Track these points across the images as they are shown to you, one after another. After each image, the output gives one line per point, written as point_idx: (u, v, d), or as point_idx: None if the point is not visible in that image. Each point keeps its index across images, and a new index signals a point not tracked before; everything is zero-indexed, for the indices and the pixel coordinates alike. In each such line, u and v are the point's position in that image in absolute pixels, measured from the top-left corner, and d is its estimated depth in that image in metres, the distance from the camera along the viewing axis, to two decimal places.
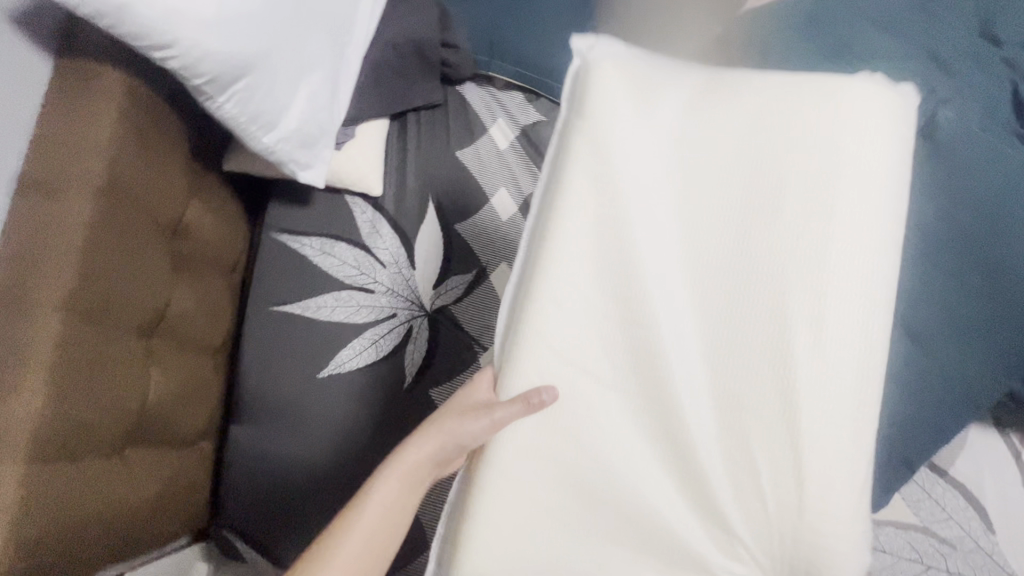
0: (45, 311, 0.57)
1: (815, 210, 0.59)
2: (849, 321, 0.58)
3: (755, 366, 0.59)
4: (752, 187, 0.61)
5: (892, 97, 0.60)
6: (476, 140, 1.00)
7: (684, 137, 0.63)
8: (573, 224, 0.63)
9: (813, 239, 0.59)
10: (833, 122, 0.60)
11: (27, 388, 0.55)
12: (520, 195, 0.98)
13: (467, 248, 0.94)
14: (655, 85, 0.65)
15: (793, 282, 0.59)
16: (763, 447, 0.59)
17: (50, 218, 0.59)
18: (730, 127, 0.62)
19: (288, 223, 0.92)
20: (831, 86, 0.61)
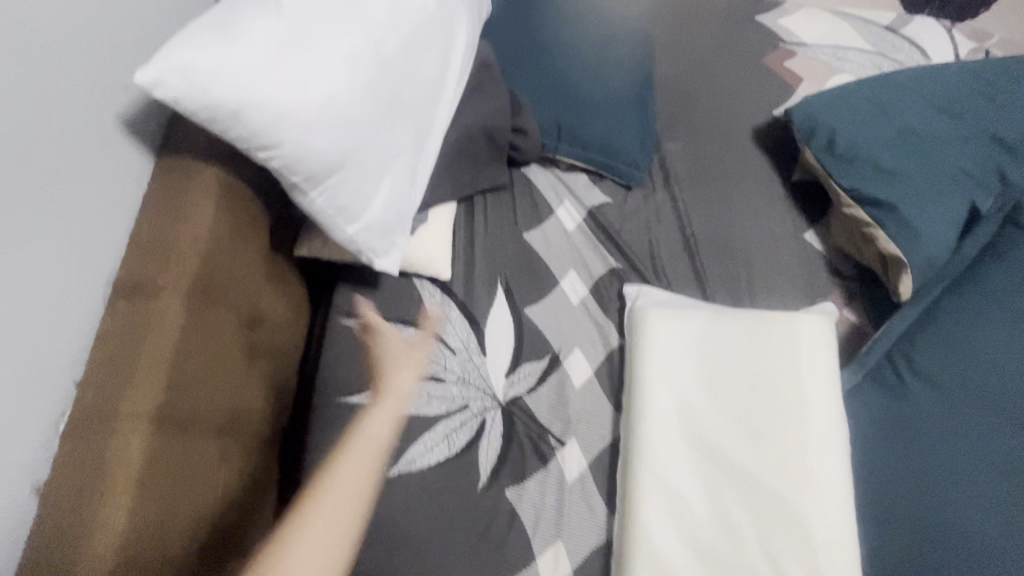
0: (135, 420, 0.55)
1: (795, 420, 0.79)
2: (841, 517, 0.73)
3: (794, 557, 0.71)
4: (756, 401, 0.80)
5: (823, 327, 0.85)
6: (543, 222, 0.99)
7: (707, 362, 0.84)
8: (645, 432, 0.79)
9: (800, 443, 0.77)
10: (796, 351, 0.83)
11: (111, 509, 0.51)
12: (589, 277, 0.96)
13: (539, 333, 0.90)
14: (686, 316, 0.88)
15: (802, 484, 0.75)
16: None
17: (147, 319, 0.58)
18: (737, 351, 0.84)
19: (356, 308, 0.89)
20: (787, 323, 0.85)
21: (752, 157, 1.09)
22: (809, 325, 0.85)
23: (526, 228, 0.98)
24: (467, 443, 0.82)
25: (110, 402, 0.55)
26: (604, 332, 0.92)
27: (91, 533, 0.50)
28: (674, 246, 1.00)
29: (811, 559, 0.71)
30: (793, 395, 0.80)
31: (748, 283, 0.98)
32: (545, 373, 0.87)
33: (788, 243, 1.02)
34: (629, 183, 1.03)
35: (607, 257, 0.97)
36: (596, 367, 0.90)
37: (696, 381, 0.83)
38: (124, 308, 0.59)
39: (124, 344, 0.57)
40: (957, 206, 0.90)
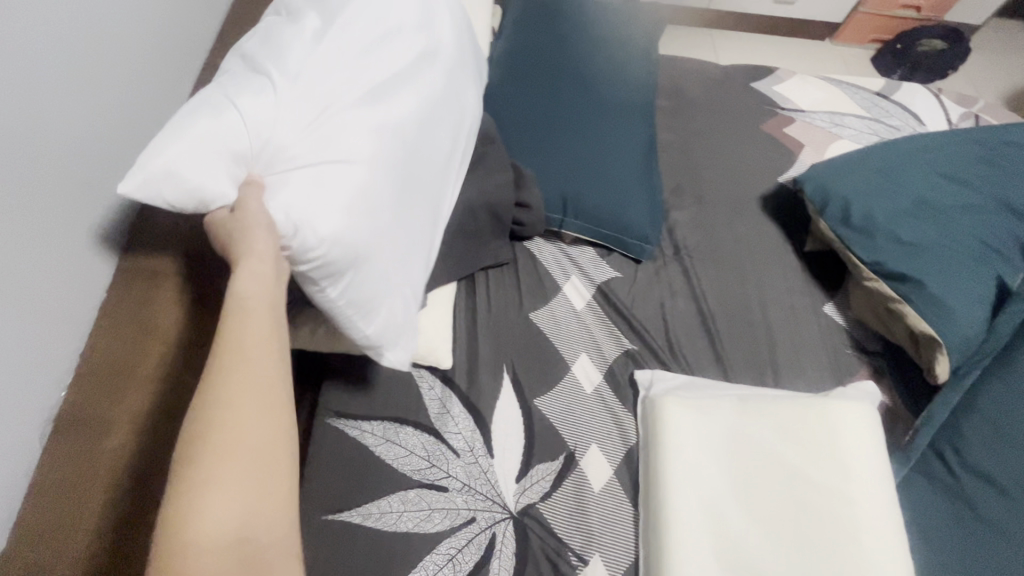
0: None
1: (846, 526, 0.68)
2: None
3: None
4: (799, 505, 0.70)
5: (864, 411, 0.77)
6: (550, 300, 0.92)
7: (737, 458, 0.74)
8: (682, 549, 0.69)
9: (854, 554, 0.66)
10: (835, 441, 0.74)
11: None
12: (603, 361, 0.88)
13: (551, 427, 0.81)
14: (705, 403, 0.79)
15: None
16: None
17: (81, 464, 0.51)
18: (770, 444, 0.74)
19: (346, 406, 0.79)
20: (820, 406, 0.76)
21: (763, 227, 1.05)
22: (845, 411, 0.76)
23: (532, 307, 0.91)
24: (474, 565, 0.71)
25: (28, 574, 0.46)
26: (622, 423, 0.84)
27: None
28: (691, 325, 0.93)
29: None
30: (837, 493, 0.70)
31: (773, 363, 0.91)
32: (560, 476, 0.78)
33: (809, 318, 0.96)
34: (639, 256, 0.97)
35: (620, 338, 0.90)
36: (616, 465, 0.81)
37: (727, 480, 0.73)
38: (56, 451, 0.51)
39: (53, 496, 0.49)
40: (984, 280, 0.86)
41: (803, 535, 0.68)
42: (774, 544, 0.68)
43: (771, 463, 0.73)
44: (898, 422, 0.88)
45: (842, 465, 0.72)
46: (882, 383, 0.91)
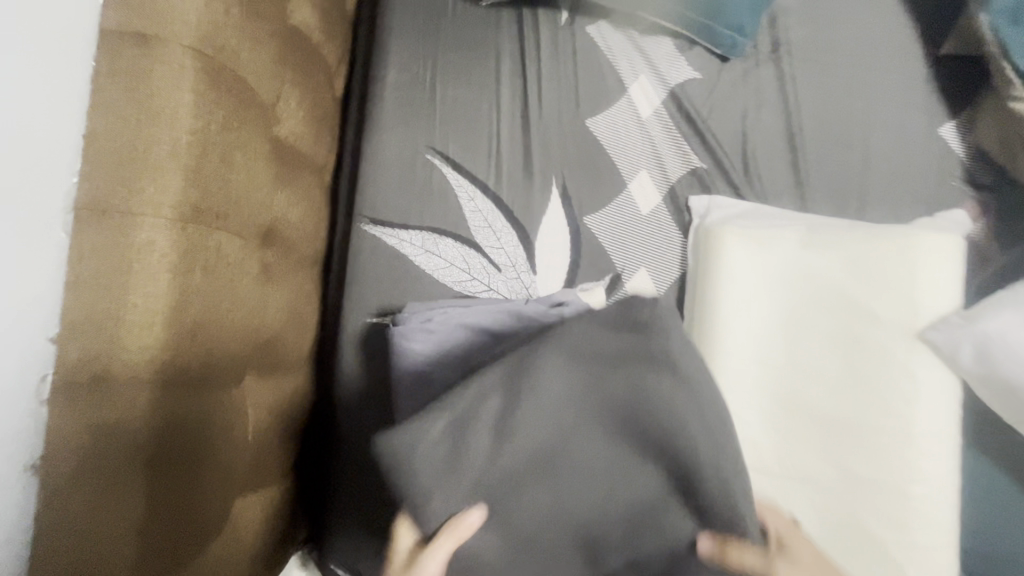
0: (130, 383, 0.43)
1: (895, 353, 0.63)
2: (934, 438, 0.61)
3: (866, 471, 0.62)
4: (850, 326, 0.65)
5: (955, 240, 0.65)
6: (612, 106, 0.79)
7: (790, 283, 0.68)
8: (728, 356, 0.68)
9: (895, 375, 0.63)
10: (913, 269, 0.64)
11: (119, 485, 0.43)
12: (665, 181, 0.78)
13: (599, 248, 0.76)
14: (768, 232, 0.71)
15: (887, 414, 0.62)
16: (862, 365, 0.64)
17: (122, 254, 0.42)
18: (831, 271, 0.67)
19: (382, 214, 0.75)
20: (907, 236, 0.65)
21: (891, 23, 0.82)
22: (932, 244, 0.65)
23: (588, 114, 0.79)
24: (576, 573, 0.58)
25: (91, 367, 0.42)
26: (678, 250, 0.77)
27: (104, 525, 0.42)
28: (777, 144, 0.80)
29: (894, 487, 0.61)
30: (897, 319, 0.63)
31: (860, 188, 0.79)
32: (608, 295, 0.75)
33: (917, 142, 0.81)
34: (726, 54, 0.79)
35: (687, 155, 0.79)
36: (663, 288, 0.77)
37: (774, 305, 0.69)
38: (91, 240, 0.42)
39: (99, 294, 0.42)
40: None
41: (849, 349, 0.65)
42: (813, 364, 0.66)
43: (837, 299, 0.66)
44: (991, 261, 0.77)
45: (905, 293, 0.64)
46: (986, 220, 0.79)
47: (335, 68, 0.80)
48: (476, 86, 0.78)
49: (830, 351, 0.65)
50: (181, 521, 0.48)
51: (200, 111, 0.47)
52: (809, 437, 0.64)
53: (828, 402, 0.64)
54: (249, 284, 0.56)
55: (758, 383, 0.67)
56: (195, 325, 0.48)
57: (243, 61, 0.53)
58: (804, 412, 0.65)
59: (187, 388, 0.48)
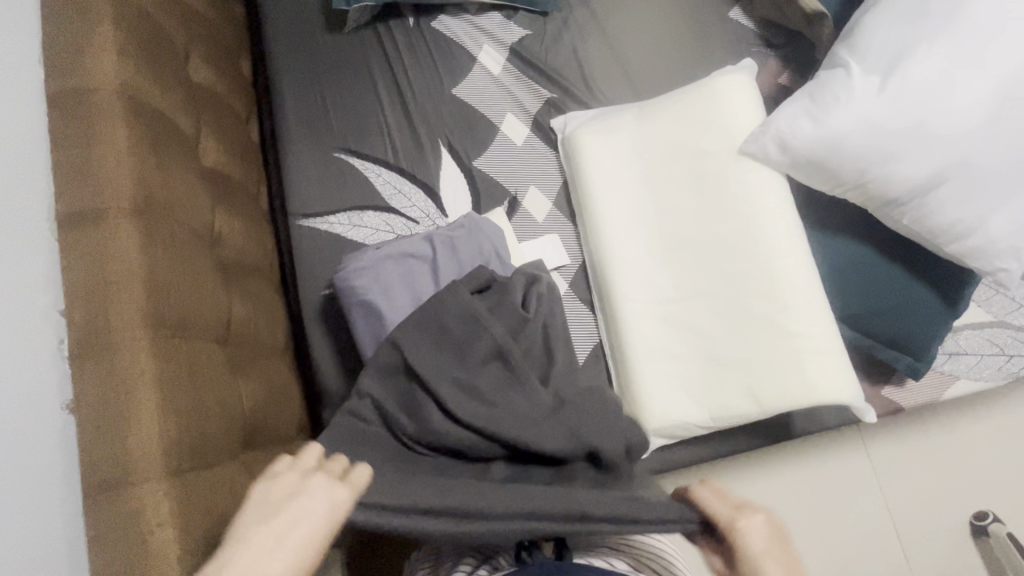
0: (131, 333, 0.55)
1: (730, 173, 0.78)
2: (780, 224, 0.76)
3: (742, 268, 0.76)
4: (691, 167, 0.81)
5: (745, 76, 0.82)
6: (469, 73, 0.97)
7: (641, 152, 0.84)
8: (612, 225, 0.83)
9: (736, 189, 0.78)
10: (722, 106, 0.81)
11: (142, 415, 0.54)
12: (528, 116, 0.95)
13: (492, 181, 0.92)
14: (612, 122, 0.87)
15: (739, 221, 0.77)
16: (711, 192, 0.79)
17: (98, 242, 0.57)
18: (665, 132, 0.83)
19: (311, 208, 0.90)
20: (709, 85, 0.82)
21: None
22: (728, 84, 0.81)
23: (452, 85, 0.97)
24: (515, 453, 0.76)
25: (97, 327, 0.55)
26: (556, 165, 0.94)
27: (134, 416, 0.53)
28: (607, 62, 0.98)
29: (767, 271, 0.74)
30: (723, 148, 0.79)
31: (681, 74, 0.97)
32: (509, 214, 0.90)
33: (715, 27, 1.00)
34: (543, 9, 0.99)
35: (539, 91, 0.96)
36: (553, 197, 0.93)
37: (634, 173, 0.84)
38: (76, 238, 0.56)
39: (88, 275, 0.56)
40: None
41: (697, 183, 0.80)
42: (675, 206, 0.81)
43: (677, 150, 0.82)
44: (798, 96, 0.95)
45: (722, 126, 0.80)
46: (787, 69, 0.97)
47: (243, 112, 0.97)
48: (357, 92, 0.96)
49: (684, 190, 0.80)
50: (197, 447, 0.58)
51: (133, 136, 0.62)
52: (690, 261, 0.79)
53: (695, 230, 0.79)
54: (205, 269, 0.69)
55: (641, 238, 0.83)
56: (168, 292, 0.60)
57: (158, 103, 0.70)
58: (680, 245, 0.80)
59: (178, 342, 0.60)
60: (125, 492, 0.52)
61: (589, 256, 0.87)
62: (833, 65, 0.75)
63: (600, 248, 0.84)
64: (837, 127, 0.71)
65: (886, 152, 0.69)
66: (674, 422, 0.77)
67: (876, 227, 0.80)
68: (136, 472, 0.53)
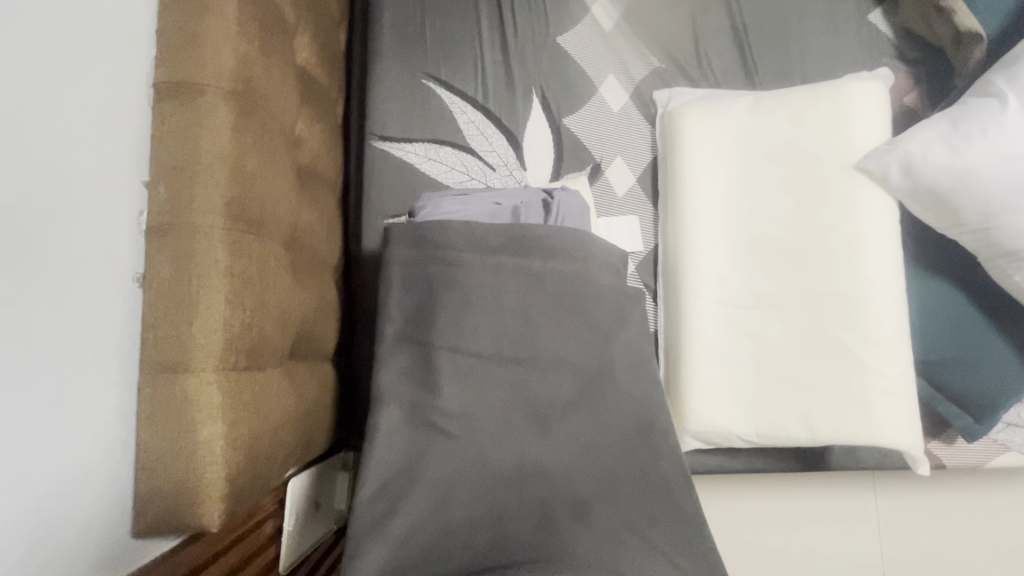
0: (212, 216, 0.53)
1: (839, 188, 0.73)
2: (883, 256, 0.71)
3: (831, 290, 0.71)
4: (800, 172, 0.75)
5: (880, 84, 0.76)
6: (578, 24, 0.91)
7: (747, 145, 0.78)
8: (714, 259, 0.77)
9: (843, 206, 0.73)
10: (847, 110, 0.75)
11: (207, 303, 0.52)
12: (630, 82, 0.90)
13: (578, 142, 0.88)
14: (721, 106, 0.81)
15: (832, 244, 0.72)
16: (813, 202, 0.74)
17: (192, 119, 0.54)
18: (780, 127, 0.77)
19: (389, 131, 0.87)
20: (838, 86, 0.76)
21: None
22: (858, 91, 0.75)
23: (558, 32, 0.91)
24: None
25: (179, 204, 0.53)
26: (648, 140, 0.89)
27: (202, 304, 0.52)
28: (722, 43, 0.91)
29: (858, 300, 0.70)
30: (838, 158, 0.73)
31: (803, 70, 0.90)
32: (590, 180, 0.86)
33: (850, 26, 0.92)
34: None
35: (648, 56, 0.91)
36: (639, 173, 0.88)
37: (731, 164, 0.79)
38: (169, 108, 0.54)
39: (177, 149, 0.54)
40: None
41: (799, 188, 0.75)
42: (770, 210, 0.76)
43: (787, 151, 0.76)
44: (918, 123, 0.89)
45: (842, 134, 0.74)
46: (915, 89, 0.90)
47: (338, 17, 0.92)
48: (456, 16, 0.90)
49: (786, 194, 0.75)
50: (253, 346, 0.58)
51: (239, 10, 0.59)
52: (774, 269, 0.74)
53: (782, 241, 0.75)
54: (286, 171, 0.68)
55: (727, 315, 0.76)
56: (248, 182, 0.58)
57: None
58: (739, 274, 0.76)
59: (253, 235, 0.58)
60: (181, 376, 0.51)
61: (664, 238, 0.83)
62: (983, 94, 0.69)
63: (679, 235, 0.79)
64: (973, 160, 0.65)
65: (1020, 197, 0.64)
66: (717, 430, 0.74)
67: (979, 278, 0.75)
68: (190, 359, 0.52)
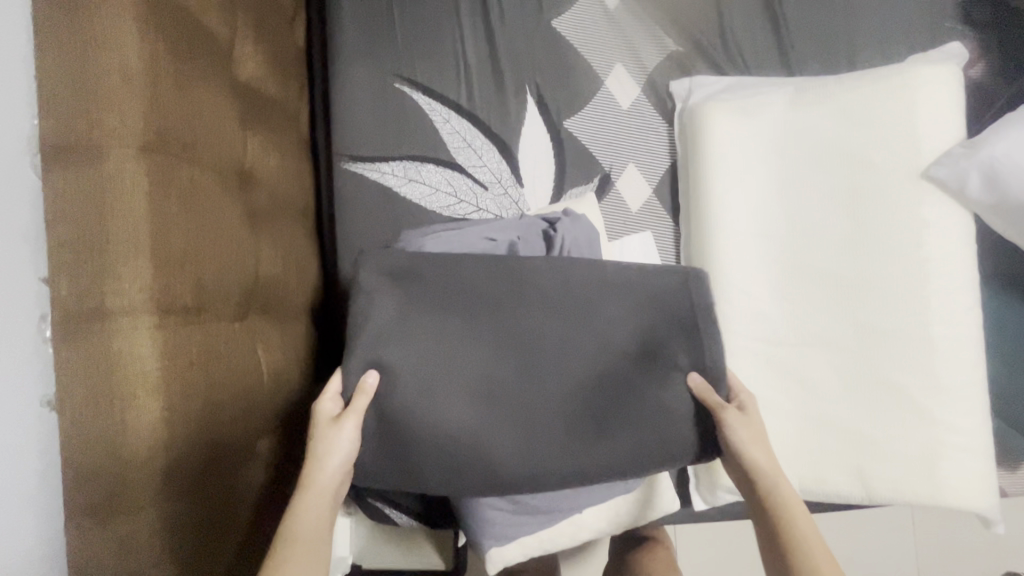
0: (136, 315, 0.43)
1: (901, 201, 0.61)
2: (951, 283, 0.59)
3: (888, 323, 0.61)
4: (851, 181, 0.63)
5: (952, 67, 0.62)
6: (576, 2, 0.76)
7: (785, 148, 0.66)
8: (745, 280, 0.65)
9: (905, 222, 0.60)
10: (911, 104, 0.61)
11: (137, 425, 0.43)
12: (642, 72, 0.76)
13: (582, 149, 0.75)
14: (755, 99, 0.68)
15: (890, 268, 0.61)
16: (865, 217, 0.62)
17: (97, 190, 0.43)
18: (826, 125, 0.64)
19: (360, 148, 0.73)
20: (900, 74, 0.62)
21: None
22: (926, 79, 0.61)
23: (552, 15, 0.76)
24: (551, 512, 0.63)
25: (89, 304, 0.43)
26: (665, 141, 0.76)
27: (129, 426, 0.43)
28: (749, 15, 0.76)
29: (920, 336, 0.59)
30: (896, 165, 0.61)
31: (848, 44, 0.75)
32: (598, 196, 0.74)
33: None
34: None
35: (662, 39, 0.76)
36: (654, 182, 0.75)
37: (766, 171, 0.66)
38: (65, 177, 0.43)
39: (83, 231, 0.43)
40: None
41: (849, 200, 0.62)
42: (812, 227, 0.64)
43: (836, 157, 0.63)
44: (988, 102, 0.74)
45: (903, 134, 0.61)
46: (983, 59, 0.75)
47: (290, 11, 0.77)
48: (432, 1, 0.76)
49: (833, 208, 0.63)
50: (204, 451, 0.49)
51: (144, 37, 0.46)
52: (821, 297, 0.63)
53: (828, 266, 0.63)
54: (236, 225, 0.57)
55: (764, 345, 0.65)
56: (180, 259, 0.47)
57: None
58: (776, 299, 0.65)
59: (189, 320, 0.48)
60: (117, 514, 0.43)
61: (688, 261, 0.71)
62: None
63: (705, 258, 0.67)
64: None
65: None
66: None
67: None
68: (125, 491, 0.43)
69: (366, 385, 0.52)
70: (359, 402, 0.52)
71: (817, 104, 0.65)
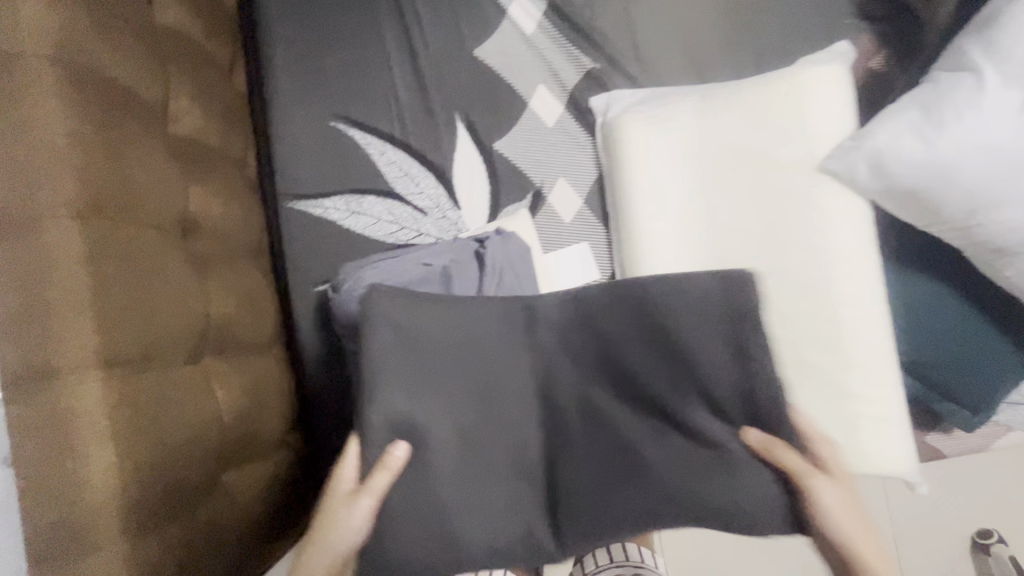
0: (83, 372, 0.47)
1: (801, 195, 0.65)
2: (854, 266, 0.64)
3: (801, 308, 0.65)
4: (757, 180, 0.67)
5: (840, 66, 0.67)
6: (496, 30, 0.80)
7: (696, 153, 0.70)
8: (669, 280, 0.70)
9: (808, 214, 0.65)
10: (804, 104, 0.66)
11: (93, 473, 0.46)
12: (564, 90, 0.80)
13: (514, 168, 0.79)
14: (666, 109, 0.72)
15: (798, 258, 0.65)
16: (773, 212, 0.66)
17: (38, 260, 0.46)
18: (730, 130, 0.68)
19: (302, 187, 0.77)
20: (792, 76, 0.67)
21: None
22: (816, 79, 0.66)
23: (475, 44, 0.80)
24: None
25: (38, 366, 0.46)
26: (592, 153, 0.80)
27: (87, 475, 0.46)
28: (661, 28, 0.80)
29: (831, 319, 0.64)
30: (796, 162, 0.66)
31: (754, 48, 0.80)
32: (532, 211, 0.78)
33: None
34: None
35: (580, 58, 0.80)
36: (585, 192, 0.80)
37: (682, 176, 0.70)
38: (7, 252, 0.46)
39: (27, 300, 0.46)
40: None
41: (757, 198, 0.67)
42: (727, 225, 0.68)
43: (743, 157, 0.68)
44: (890, 89, 0.79)
45: (799, 132, 0.66)
46: (882, 50, 0.80)
47: (227, 62, 0.81)
48: (359, 42, 0.79)
49: (744, 206, 0.67)
50: (164, 492, 0.53)
51: (73, 115, 0.49)
52: None
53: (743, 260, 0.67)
54: (182, 275, 0.60)
55: None
56: (124, 315, 0.51)
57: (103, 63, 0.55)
58: None
59: (137, 371, 0.52)
60: (83, 559, 0.46)
61: (620, 265, 0.75)
62: (955, 69, 0.59)
63: (633, 261, 0.71)
64: (950, 153, 0.57)
65: (1008, 189, 0.56)
66: None
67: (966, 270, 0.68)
68: (87, 536, 0.46)
69: (393, 461, 0.49)
70: (381, 479, 0.49)
71: (721, 110, 0.69)
